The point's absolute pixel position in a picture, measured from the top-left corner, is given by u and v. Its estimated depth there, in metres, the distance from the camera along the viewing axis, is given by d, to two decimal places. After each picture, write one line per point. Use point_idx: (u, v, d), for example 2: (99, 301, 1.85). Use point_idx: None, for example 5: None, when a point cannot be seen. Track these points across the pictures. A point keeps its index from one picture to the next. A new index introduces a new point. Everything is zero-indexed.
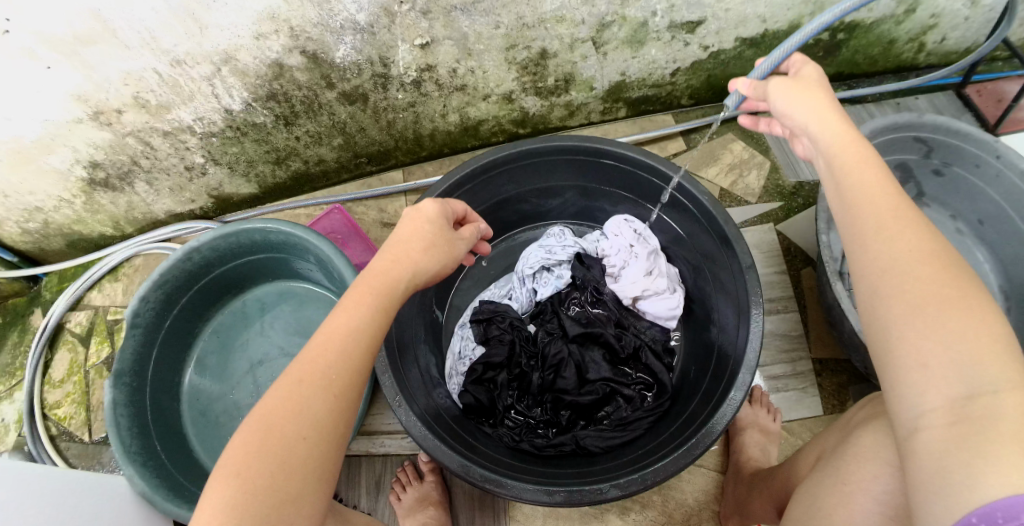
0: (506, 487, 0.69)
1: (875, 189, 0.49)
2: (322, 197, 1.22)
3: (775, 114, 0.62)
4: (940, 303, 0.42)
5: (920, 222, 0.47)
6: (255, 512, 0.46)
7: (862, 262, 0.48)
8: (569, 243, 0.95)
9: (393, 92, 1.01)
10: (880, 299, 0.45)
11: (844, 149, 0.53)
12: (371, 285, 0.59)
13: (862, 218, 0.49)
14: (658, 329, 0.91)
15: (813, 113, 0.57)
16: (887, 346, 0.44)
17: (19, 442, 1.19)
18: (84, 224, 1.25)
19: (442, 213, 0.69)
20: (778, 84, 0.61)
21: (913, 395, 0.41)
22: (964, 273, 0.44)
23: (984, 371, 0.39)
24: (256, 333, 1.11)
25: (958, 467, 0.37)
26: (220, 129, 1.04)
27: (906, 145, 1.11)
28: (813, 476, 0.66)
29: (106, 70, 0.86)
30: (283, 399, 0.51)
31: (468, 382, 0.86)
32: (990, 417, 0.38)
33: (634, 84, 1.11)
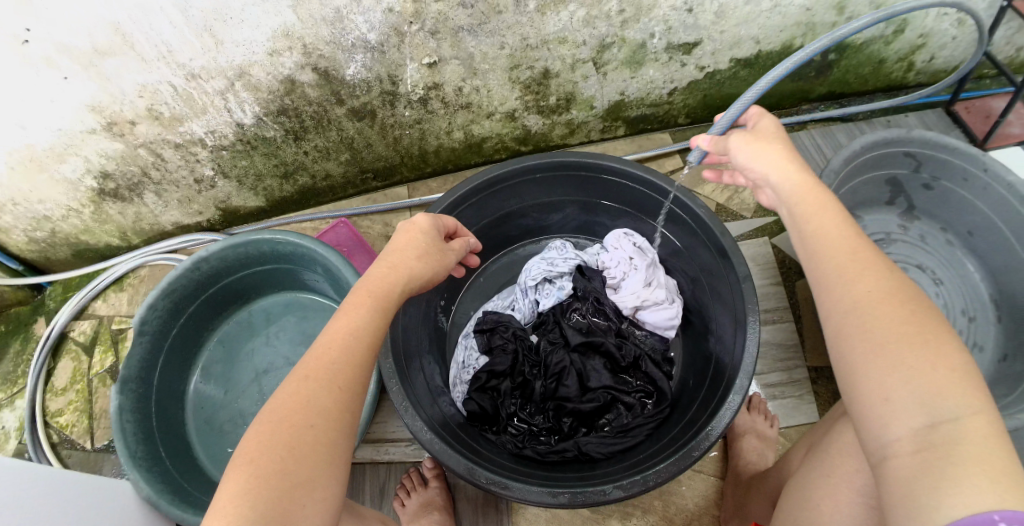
0: (512, 489, 0.72)
1: (834, 235, 0.53)
2: (328, 211, 1.25)
3: (736, 167, 0.65)
4: (899, 340, 0.45)
5: (875, 262, 0.50)
6: (267, 496, 0.47)
7: (826, 303, 0.51)
8: (570, 256, 0.98)
9: (401, 109, 1.04)
10: (844, 338, 0.48)
11: (804, 198, 0.56)
12: (370, 291, 0.63)
13: (824, 262, 0.52)
14: (657, 338, 0.94)
15: (774, 164, 0.60)
16: (854, 382, 0.47)
17: (20, 449, 1.20)
18: (91, 233, 1.27)
19: (435, 226, 0.74)
20: (737, 136, 0.64)
21: (879, 427, 0.44)
22: (920, 309, 0.47)
23: (944, 402, 0.42)
24: (261, 342, 1.14)
25: (926, 490, 0.40)
26: (231, 142, 1.07)
27: (895, 160, 1.15)
28: (801, 473, 0.69)
29: (123, 82, 0.89)
30: (291, 392, 0.53)
31: (473, 390, 0.89)
32: (951, 444, 0.40)
33: (633, 103, 1.15)
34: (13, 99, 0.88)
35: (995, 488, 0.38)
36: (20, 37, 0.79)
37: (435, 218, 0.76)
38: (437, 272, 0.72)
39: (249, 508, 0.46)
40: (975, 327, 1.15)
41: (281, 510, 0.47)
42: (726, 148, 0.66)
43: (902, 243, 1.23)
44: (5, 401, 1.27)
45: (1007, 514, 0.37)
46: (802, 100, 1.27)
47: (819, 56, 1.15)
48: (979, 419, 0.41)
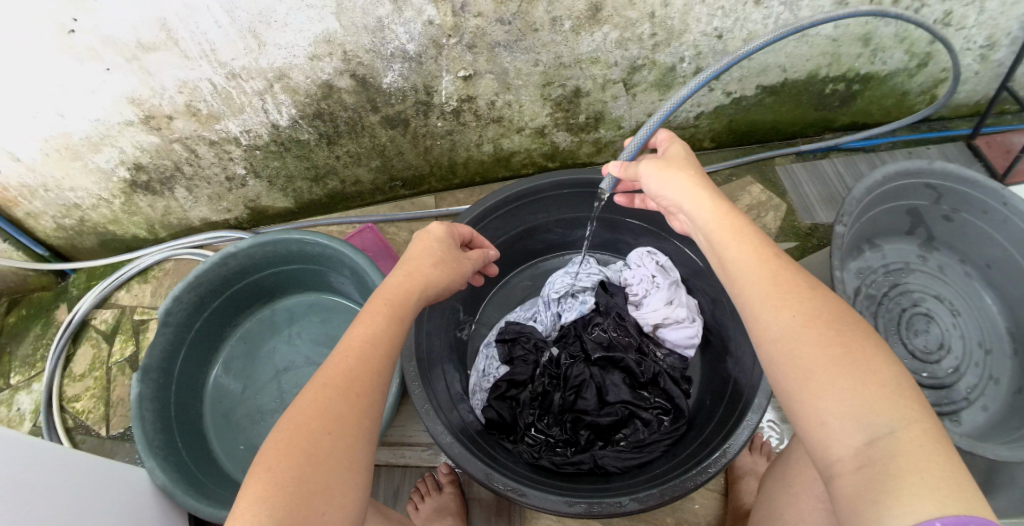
0: (527, 496, 0.72)
1: (753, 263, 0.54)
2: (354, 217, 1.28)
3: (653, 194, 0.69)
4: (826, 362, 0.46)
5: (797, 284, 0.52)
6: (286, 501, 0.48)
7: (757, 331, 0.52)
8: (593, 271, 1.01)
9: (434, 120, 1.07)
10: (776, 366, 0.49)
11: (718, 225, 0.59)
12: (387, 300, 0.65)
13: (748, 291, 0.53)
14: (676, 357, 0.95)
15: (687, 192, 0.63)
16: (793, 407, 0.48)
17: (35, 432, 1.22)
18: (119, 224, 1.30)
19: (450, 234, 0.77)
20: (648, 166, 0.69)
21: (821, 448, 0.45)
22: (845, 327, 0.48)
23: (878, 417, 0.43)
24: (283, 340, 1.16)
25: (868, 506, 0.40)
26: (265, 143, 1.10)
27: (917, 191, 1.16)
28: (767, 490, 0.78)
29: (164, 77, 0.92)
30: (310, 401, 0.55)
31: (492, 398, 0.91)
32: (889, 458, 0.41)
33: (660, 125, 1.16)
34: (53, 84, 0.91)
35: (935, 498, 0.38)
36: (67, 27, 0.82)
37: (451, 226, 0.79)
38: (454, 281, 0.75)
39: (270, 513, 0.47)
40: (990, 360, 1.16)
41: (300, 513, 0.48)
42: (638, 175, 0.70)
43: (920, 272, 1.23)
44: (23, 384, 1.29)
45: (949, 520, 0.37)
46: (825, 129, 1.28)
47: (844, 86, 1.16)
48: (914, 429, 0.42)
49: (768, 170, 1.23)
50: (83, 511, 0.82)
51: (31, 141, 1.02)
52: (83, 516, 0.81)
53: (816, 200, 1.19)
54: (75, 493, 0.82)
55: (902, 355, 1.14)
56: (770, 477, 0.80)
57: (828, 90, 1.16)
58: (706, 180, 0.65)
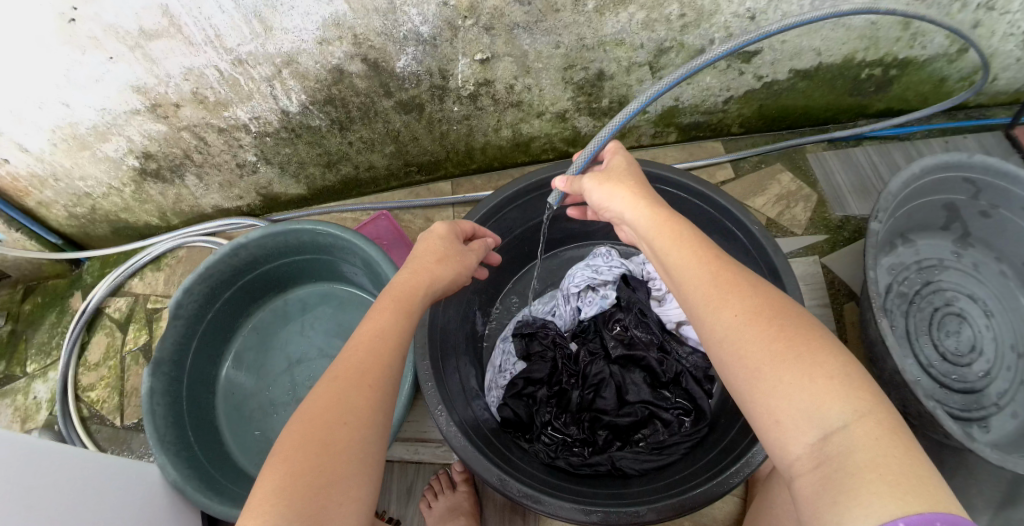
0: (543, 503, 0.70)
1: (691, 268, 0.52)
2: (368, 203, 1.24)
3: (597, 205, 0.67)
4: (770, 358, 0.43)
5: (736, 283, 0.49)
6: (303, 493, 0.45)
7: (704, 335, 0.49)
8: (615, 263, 0.95)
9: (450, 104, 1.03)
10: (726, 367, 0.46)
11: (658, 231, 0.57)
12: (394, 297, 0.63)
13: (690, 295, 0.51)
14: (700, 355, 0.90)
15: (627, 202, 0.62)
16: (747, 407, 0.45)
17: (50, 421, 1.22)
18: (131, 212, 1.29)
19: (453, 231, 0.74)
20: (590, 178, 0.67)
21: (779, 449, 0.42)
22: (788, 321, 0.45)
23: (828, 411, 0.40)
24: (295, 331, 1.13)
25: (828, 508, 0.37)
26: (276, 129, 1.07)
27: (954, 185, 1.10)
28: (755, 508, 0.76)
29: (169, 65, 0.90)
30: (323, 393, 0.52)
31: (508, 396, 0.88)
32: (844, 455, 0.38)
33: (687, 110, 1.12)
34: (57, 74, 0.88)
35: (896, 495, 0.35)
36: (67, 16, 0.79)
37: (454, 222, 0.76)
38: (460, 274, 0.72)
39: (286, 506, 0.44)
40: None
41: (316, 505, 0.44)
42: (583, 188, 0.69)
43: (953, 270, 1.18)
44: (39, 372, 1.29)
45: (916, 519, 0.34)
46: (859, 115, 1.22)
47: (880, 71, 1.10)
48: (866, 421, 0.39)
49: (799, 159, 1.17)
50: (88, 501, 0.81)
51: (39, 132, 1.00)
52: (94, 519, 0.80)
53: (848, 191, 1.13)
54: (78, 483, 0.81)
55: (932, 357, 1.09)
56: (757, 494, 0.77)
57: (864, 74, 1.10)
58: (647, 189, 0.63)
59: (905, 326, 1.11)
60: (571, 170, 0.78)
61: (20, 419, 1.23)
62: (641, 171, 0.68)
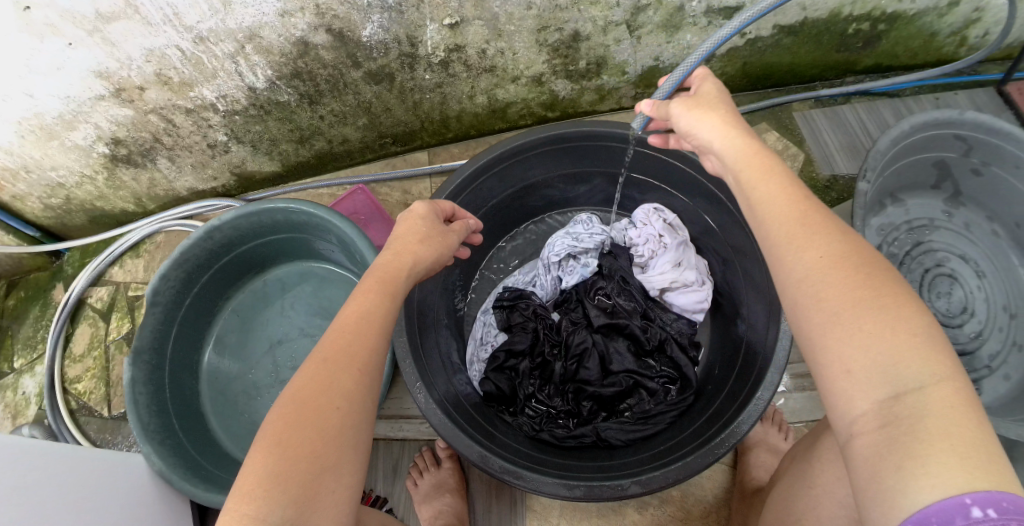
0: (525, 479, 0.69)
1: (779, 205, 0.48)
2: (344, 178, 1.21)
3: (680, 133, 0.62)
4: (852, 305, 0.40)
5: (828, 225, 0.45)
6: (295, 480, 0.44)
7: (779, 275, 0.46)
8: (596, 231, 0.93)
9: (421, 72, 0.99)
10: (799, 310, 0.43)
11: (748, 163, 0.52)
12: (379, 277, 0.59)
13: (772, 232, 0.47)
14: (685, 322, 0.89)
15: (716, 132, 0.56)
16: (813, 355, 0.42)
17: (40, 415, 1.19)
18: (106, 200, 1.25)
19: (433, 210, 0.70)
20: (678, 102, 0.61)
21: (842, 403, 0.39)
22: (877, 270, 0.42)
23: (906, 369, 0.37)
24: (275, 312, 1.10)
25: (891, 471, 0.35)
26: (244, 107, 1.03)
27: (943, 142, 1.07)
28: (789, 485, 0.69)
29: (130, 47, 0.85)
30: (311, 375, 0.50)
31: (490, 370, 0.86)
32: (915, 416, 0.35)
33: (668, 70, 1.08)
34: (18, 64, 0.84)
35: (965, 468, 0.33)
36: (21, 4, 0.75)
37: (432, 201, 0.72)
38: (442, 255, 0.69)
39: (279, 495, 0.43)
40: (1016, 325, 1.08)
41: (311, 492, 0.45)
42: (668, 113, 0.63)
43: (945, 230, 1.16)
44: (27, 367, 1.26)
45: (982, 496, 0.32)
46: (846, 73, 1.18)
47: (868, 26, 1.06)
48: (946, 386, 0.36)
49: (786, 118, 1.15)
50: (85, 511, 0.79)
51: (4, 124, 0.96)
52: (91, 514, 0.80)
53: (836, 150, 1.11)
54: (71, 492, 0.79)
55: None
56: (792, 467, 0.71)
57: (851, 29, 1.06)
58: (739, 120, 0.57)
59: None
60: (654, 94, 0.71)
61: (12, 415, 1.21)
62: (731, 100, 0.61)
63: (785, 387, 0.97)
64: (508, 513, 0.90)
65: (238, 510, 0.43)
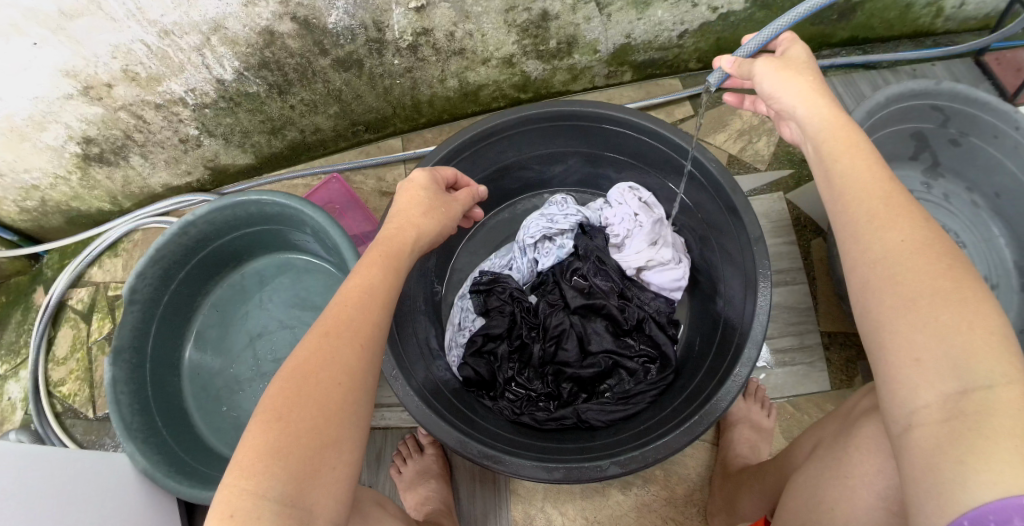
0: (505, 464, 0.69)
1: (866, 181, 0.47)
2: (319, 167, 1.20)
3: (761, 94, 0.61)
4: (933, 292, 0.40)
5: (912, 207, 0.45)
6: (297, 456, 0.44)
7: (853, 253, 0.46)
8: (571, 212, 0.92)
9: (389, 57, 0.98)
10: (872, 290, 0.43)
11: (833, 134, 0.52)
12: (383, 251, 0.61)
13: (855, 208, 0.47)
14: (662, 300, 0.89)
15: (802, 98, 0.56)
16: (880, 340, 0.42)
17: (26, 420, 1.16)
18: (81, 200, 1.21)
19: (433, 180, 0.71)
20: (765, 62, 0.60)
21: (905, 392, 0.39)
22: (959, 262, 0.42)
23: (979, 366, 0.37)
24: (253, 306, 1.10)
25: (949, 464, 0.35)
26: (214, 100, 1.01)
27: (921, 114, 1.07)
28: (812, 470, 0.64)
29: (95, 44, 0.83)
30: (312, 350, 0.49)
31: (468, 355, 0.86)
32: (983, 412, 0.35)
33: (640, 47, 1.07)
34: None
35: None
36: None
37: (432, 169, 0.73)
38: (445, 225, 0.70)
39: (280, 469, 0.43)
40: (997, 294, 1.09)
41: (312, 469, 0.44)
42: (752, 72, 0.62)
43: (924, 202, 1.16)
44: (10, 371, 1.22)
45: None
46: (822, 45, 1.18)
47: None
48: (1016, 387, 0.36)
49: None
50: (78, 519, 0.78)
51: None
52: (79, 509, 0.80)
53: None
54: (62, 501, 0.78)
55: None
56: (817, 451, 0.66)
57: None
58: (828, 90, 0.57)
59: None
60: (738, 50, 0.68)
61: None
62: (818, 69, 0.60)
63: (765, 362, 0.97)
64: (492, 497, 0.90)
65: (237, 486, 0.43)
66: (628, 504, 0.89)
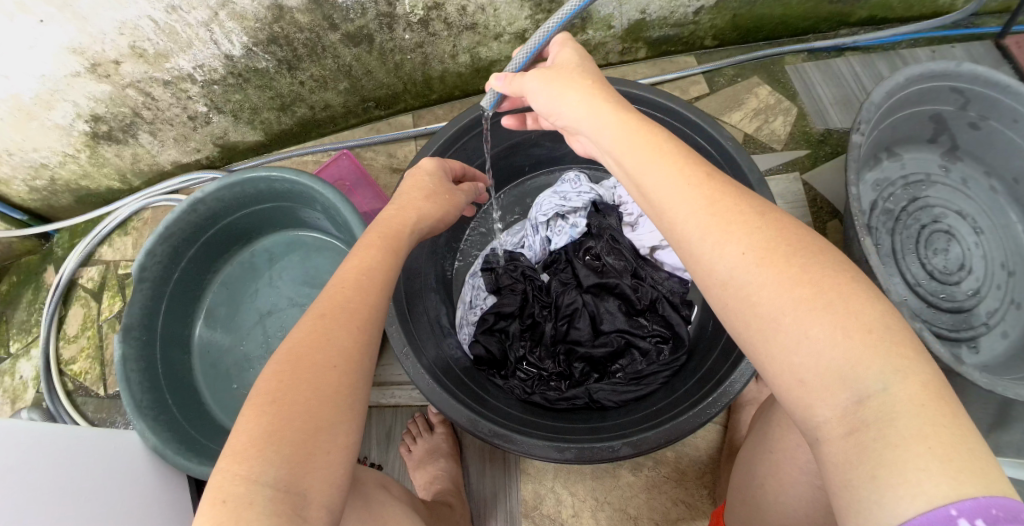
0: (516, 443, 0.68)
1: (679, 192, 0.44)
2: (329, 144, 1.20)
3: (538, 107, 0.60)
4: (793, 308, 0.38)
5: (737, 210, 0.42)
6: (290, 439, 0.42)
7: (702, 275, 0.43)
8: (584, 189, 0.91)
9: (400, 32, 0.96)
10: (731, 314, 0.41)
11: (628, 145, 0.49)
12: (381, 232, 0.61)
13: (682, 225, 0.44)
14: (676, 280, 0.87)
15: (583, 107, 0.54)
16: (762, 364, 0.40)
17: (37, 399, 1.15)
18: (90, 179, 1.20)
19: (441, 168, 0.74)
20: (532, 75, 0.60)
21: (803, 411, 0.38)
22: (809, 260, 0.39)
23: (865, 372, 0.35)
24: (264, 283, 1.09)
25: (863, 480, 0.33)
26: (222, 76, 1.00)
27: (941, 96, 1.04)
28: (751, 445, 0.69)
29: (101, 20, 0.82)
30: (308, 331, 0.49)
31: (480, 332, 0.86)
32: (882, 421, 0.34)
33: (655, 23, 1.05)
34: None
35: (948, 472, 0.31)
36: None
37: (442, 161, 0.76)
38: (448, 213, 0.72)
39: (272, 452, 0.41)
40: (1013, 283, 1.07)
41: (306, 451, 0.42)
42: (523, 88, 0.61)
43: (941, 185, 1.13)
44: (22, 350, 1.21)
45: (968, 506, 0.30)
46: (839, 25, 1.15)
47: None
48: (912, 384, 0.34)
49: (777, 71, 1.12)
50: (89, 499, 0.78)
51: None
52: (97, 487, 0.81)
53: (831, 103, 1.10)
54: (76, 479, 0.79)
55: (919, 276, 1.05)
56: (757, 427, 0.71)
57: None
58: (607, 92, 0.54)
59: (891, 245, 1.07)
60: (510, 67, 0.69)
61: (9, 401, 1.16)
62: (595, 67, 0.59)
63: None
64: (502, 476, 0.91)
65: (232, 470, 0.40)
66: (639, 484, 0.89)
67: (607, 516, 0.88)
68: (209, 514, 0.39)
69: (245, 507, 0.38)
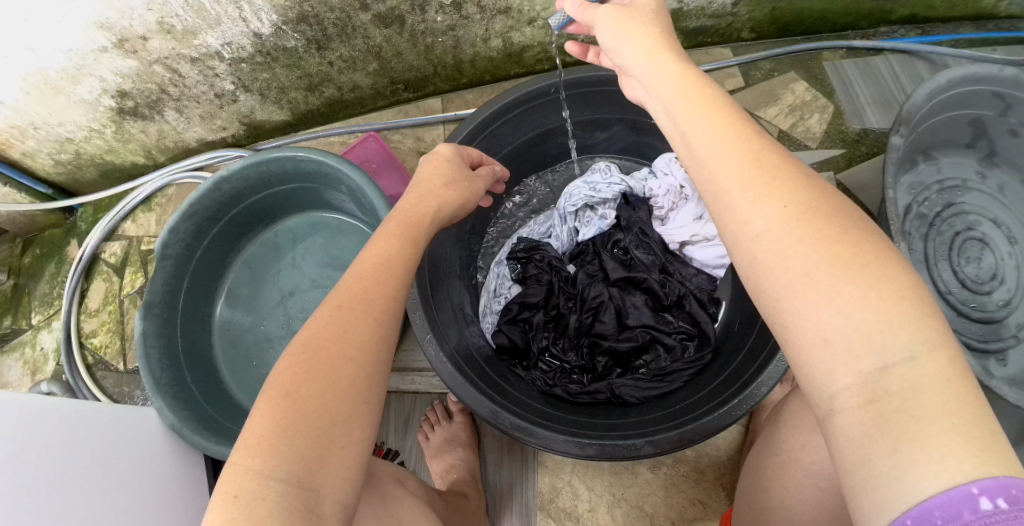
0: (536, 436, 0.66)
1: (727, 143, 0.43)
2: (356, 126, 1.19)
3: (603, 45, 0.57)
4: (829, 265, 0.36)
5: (787, 168, 0.41)
6: (305, 434, 0.41)
7: (732, 228, 0.41)
8: (615, 180, 0.88)
9: (432, 14, 0.95)
10: (760, 270, 0.39)
11: (683, 94, 0.47)
12: (400, 222, 0.60)
13: (721, 174, 0.42)
14: (705, 277, 0.87)
15: (643, 54, 0.51)
16: (782, 321, 0.38)
17: (57, 371, 1.16)
18: (116, 154, 1.21)
19: (458, 154, 0.72)
20: (608, 9, 0.55)
21: (821, 377, 0.35)
22: (853, 225, 0.38)
23: (891, 337, 0.33)
24: (286, 264, 1.09)
25: (882, 455, 0.31)
26: (250, 55, 0.99)
27: (980, 100, 1.00)
28: (758, 449, 0.68)
29: None
30: (327, 321, 0.48)
31: (503, 322, 0.85)
32: (907, 392, 0.32)
33: (693, 13, 1.03)
34: (18, 18, 0.81)
35: (970, 450, 0.30)
36: None
37: (459, 147, 0.73)
38: (467, 201, 0.71)
39: (287, 448, 0.40)
40: None
41: (320, 448, 0.41)
42: (595, 20, 0.56)
43: (977, 192, 1.09)
44: (43, 322, 1.22)
45: (988, 484, 0.29)
46: (881, 21, 1.12)
47: None
48: (939, 356, 0.33)
49: (814, 66, 1.10)
50: (103, 470, 0.78)
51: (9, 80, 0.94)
52: (113, 460, 0.81)
53: (868, 103, 1.07)
54: (95, 451, 0.79)
55: (950, 285, 1.03)
56: (765, 428, 0.70)
57: None
58: (671, 43, 0.52)
59: (924, 251, 1.04)
60: None
61: (30, 372, 1.18)
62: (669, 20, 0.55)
63: None
64: (520, 469, 0.90)
65: (245, 465, 0.40)
66: (657, 483, 0.87)
67: (623, 512, 0.87)
68: (222, 510, 0.38)
69: (259, 503, 0.38)
